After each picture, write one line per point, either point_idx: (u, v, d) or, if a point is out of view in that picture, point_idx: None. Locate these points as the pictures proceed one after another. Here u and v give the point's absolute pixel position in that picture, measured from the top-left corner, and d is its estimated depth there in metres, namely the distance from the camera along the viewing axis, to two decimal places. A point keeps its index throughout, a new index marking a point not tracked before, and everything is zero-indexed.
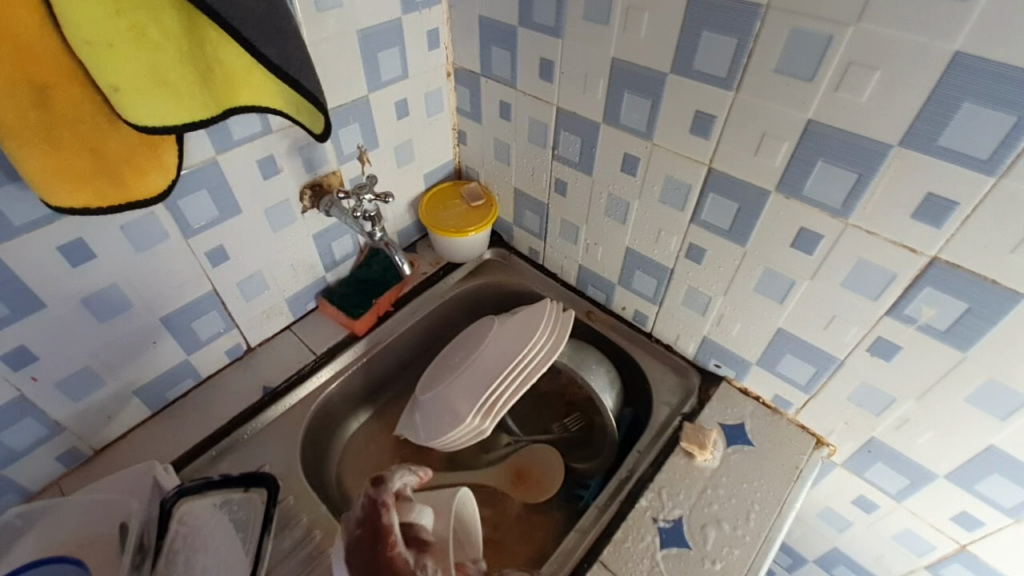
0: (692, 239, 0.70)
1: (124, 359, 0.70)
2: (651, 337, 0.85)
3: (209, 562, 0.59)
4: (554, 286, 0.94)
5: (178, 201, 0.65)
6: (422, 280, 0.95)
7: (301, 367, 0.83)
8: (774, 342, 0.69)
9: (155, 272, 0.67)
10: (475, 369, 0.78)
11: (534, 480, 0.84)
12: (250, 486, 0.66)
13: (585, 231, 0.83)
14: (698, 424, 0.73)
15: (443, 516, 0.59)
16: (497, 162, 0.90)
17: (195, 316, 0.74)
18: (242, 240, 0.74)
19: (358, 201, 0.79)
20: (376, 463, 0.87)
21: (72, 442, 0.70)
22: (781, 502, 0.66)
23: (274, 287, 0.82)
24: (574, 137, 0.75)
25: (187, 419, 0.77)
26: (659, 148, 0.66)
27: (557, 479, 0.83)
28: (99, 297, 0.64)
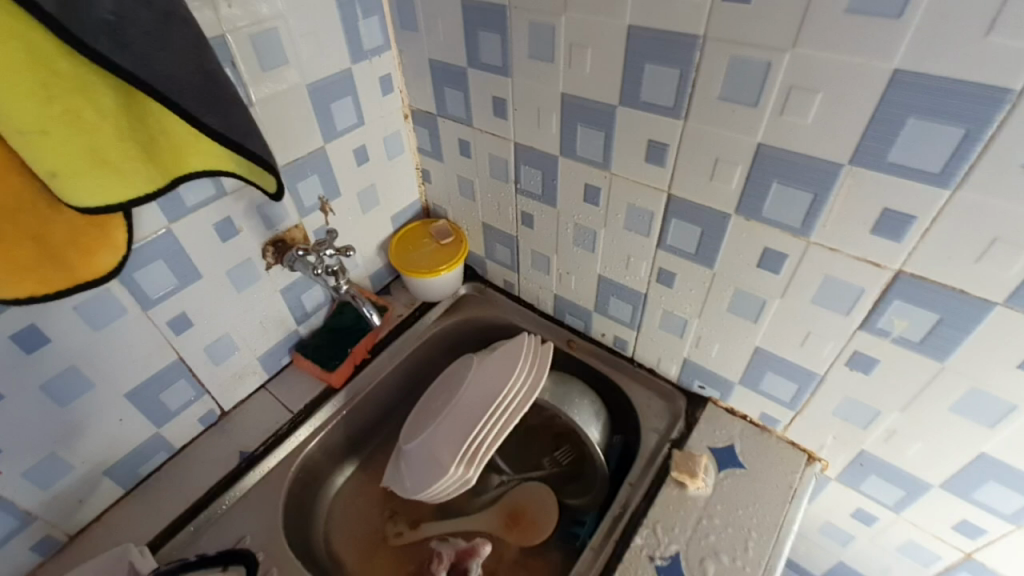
0: (661, 264, 0.69)
1: (91, 441, 0.67)
2: (633, 362, 0.84)
3: None
4: (533, 318, 0.92)
5: (133, 275, 0.64)
6: (398, 323, 0.93)
7: (279, 427, 0.80)
8: (754, 361, 0.68)
9: (117, 348, 0.65)
10: (456, 415, 0.76)
11: (528, 521, 0.81)
12: (230, 565, 0.64)
13: (557, 261, 0.82)
14: (686, 451, 0.71)
15: None
16: (463, 199, 0.89)
17: (163, 387, 0.72)
18: (206, 305, 0.72)
19: (319, 258, 0.77)
20: (365, 518, 0.84)
21: (43, 533, 0.67)
22: (778, 526, 0.64)
23: (244, 347, 0.80)
24: (534, 171, 0.74)
25: (162, 494, 0.74)
26: (619, 178, 0.65)
27: (551, 518, 0.81)
28: (58, 381, 0.61)
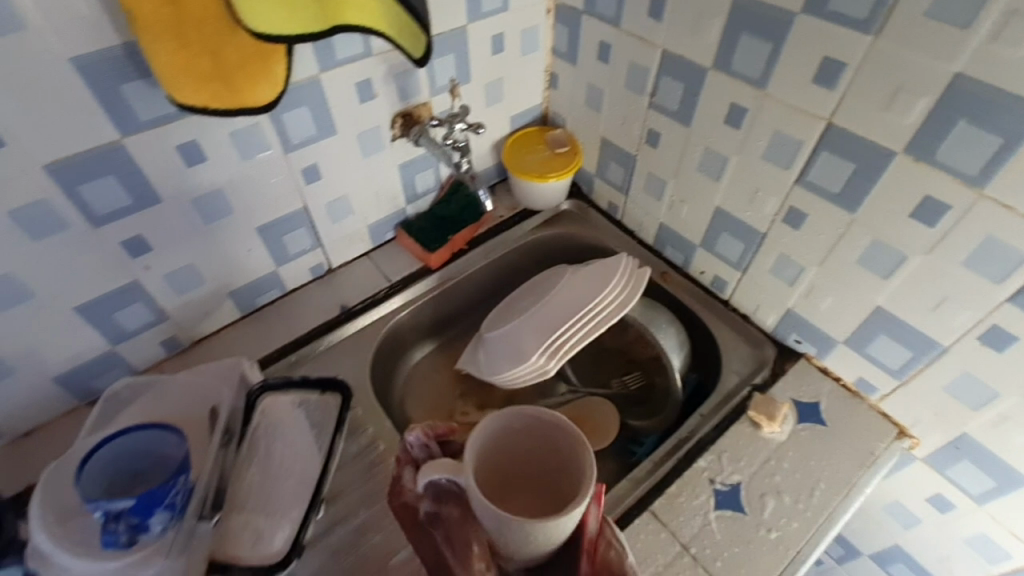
0: (793, 202, 0.65)
1: (223, 263, 0.75)
2: (728, 306, 0.82)
3: (287, 452, 0.65)
4: (630, 244, 0.92)
5: (283, 115, 0.68)
6: (498, 223, 0.95)
7: (377, 291, 0.86)
8: (868, 321, 0.65)
9: (257, 181, 0.71)
10: (543, 312, 0.78)
11: (589, 430, 0.84)
12: (326, 391, 0.70)
13: (672, 187, 0.79)
14: (769, 396, 0.71)
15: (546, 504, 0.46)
16: (587, 109, 0.86)
17: (287, 230, 0.78)
18: (335, 160, 0.76)
19: (450, 130, 0.81)
20: (437, 393, 0.90)
21: (174, 331, 0.76)
22: (849, 485, 0.63)
23: (358, 212, 0.84)
24: (676, 83, 0.70)
25: (272, 326, 0.82)
26: (771, 100, 0.62)
27: (611, 435, 0.84)
28: (206, 199, 0.68)
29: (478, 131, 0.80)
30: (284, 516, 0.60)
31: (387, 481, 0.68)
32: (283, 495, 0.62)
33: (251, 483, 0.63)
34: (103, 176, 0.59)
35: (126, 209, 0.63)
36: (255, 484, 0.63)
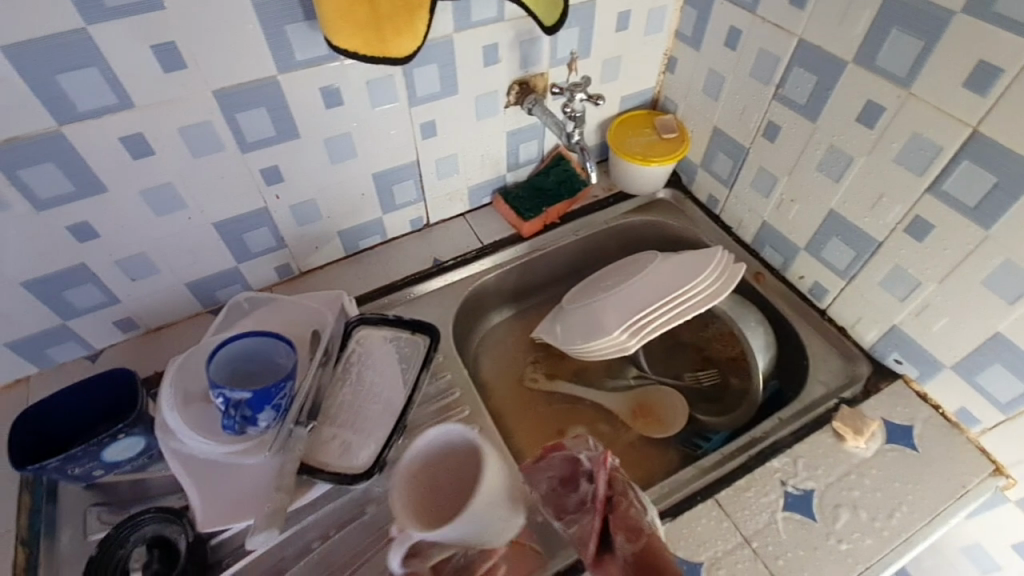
0: (920, 211, 0.62)
1: (339, 202, 0.81)
2: (824, 316, 0.79)
3: (377, 380, 0.71)
4: (725, 240, 0.90)
5: (414, 70, 0.72)
6: (592, 202, 0.96)
7: (469, 251, 0.90)
8: (984, 347, 0.60)
9: (381, 131, 0.76)
10: (630, 292, 0.79)
11: (655, 417, 0.85)
12: (417, 332, 0.75)
13: (784, 184, 0.77)
14: (857, 411, 0.67)
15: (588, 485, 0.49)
16: (703, 97, 0.85)
17: (397, 180, 0.83)
18: (451, 119, 0.80)
19: (569, 99, 0.81)
20: (510, 357, 0.93)
21: (288, 259, 0.84)
22: (934, 513, 0.60)
23: (463, 172, 0.88)
24: (808, 75, 0.68)
25: (371, 268, 0.88)
26: (915, 100, 0.58)
27: (677, 426, 0.84)
28: (336, 140, 0.74)
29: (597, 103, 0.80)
30: (369, 435, 0.66)
31: (461, 423, 0.72)
32: (370, 417, 0.68)
33: (342, 401, 0.69)
34: (256, 107, 0.66)
35: (270, 140, 0.70)
36: (346, 402, 0.69)
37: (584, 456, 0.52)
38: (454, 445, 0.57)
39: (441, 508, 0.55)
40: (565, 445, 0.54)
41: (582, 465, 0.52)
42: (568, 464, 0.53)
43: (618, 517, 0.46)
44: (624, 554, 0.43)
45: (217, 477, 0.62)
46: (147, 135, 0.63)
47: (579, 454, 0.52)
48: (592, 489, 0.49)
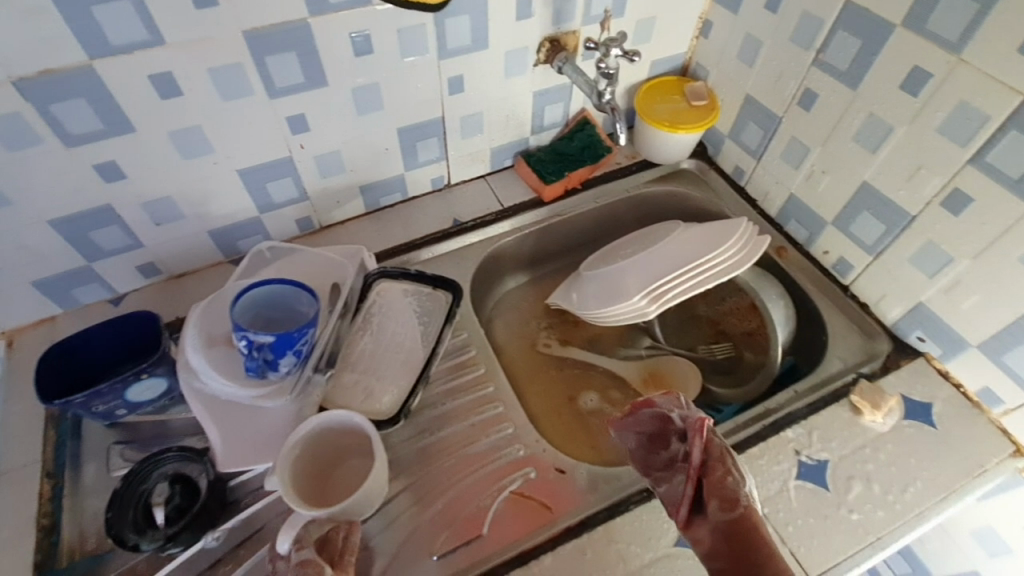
0: (960, 183, 0.60)
1: (362, 156, 0.80)
2: (847, 292, 0.78)
3: (397, 332, 0.71)
4: (750, 212, 0.88)
5: (446, 20, 0.70)
6: (615, 169, 0.95)
7: (489, 213, 0.90)
8: (1017, 326, 0.59)
9: (407, 84, 0.74)
10: (654, 257, 0.78)
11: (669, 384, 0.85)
12: (438, 287, 0.75)
13: (816, 155, 0.75)
14: (876, 386, 0.67)
15: (666, 429, 0.60)
16: (737, 63, 0.83)
17: (422, 137, 0.82)
18: (479, 75, 0.78)
19: (605, 55, 0.77)
20: (525, 321, 0.93)
21: (309, 213, 0.83)
22: (948, 490, 0.60)
23: (487, 132, 0.87)
24: (852, 39, 0.65)
25: (391, 226, 0.87)
26: (966, 66, 0.56)
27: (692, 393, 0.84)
28: (363, 91, 0.72)
29: (633, 59, 0.77)
30: (392, 381, 0.67)
31: (477, 380, 0.73)
32: (391, 366, 0.68)
33: (363, 349, 0.70)
34: (286, 50, 0.65)
35: (298, 87, 0.69)
36: (366, 350, 0.70)
37: (675, 415, 0.60)
38: (311, 451, 0.57)
39: (350, 483, 0.58)
40: (655, 404, 0.62)
41: (672, 424, 0.60)
42: (657, 422, 0.61)
43: (712, 480, 0.54)
44: (716, 520, 0.52)
45: (238, 420, 0.63)
46: (176, 75, 0.62)
47: (674, 413, 0.60)
48: (684, 450, 0.58)
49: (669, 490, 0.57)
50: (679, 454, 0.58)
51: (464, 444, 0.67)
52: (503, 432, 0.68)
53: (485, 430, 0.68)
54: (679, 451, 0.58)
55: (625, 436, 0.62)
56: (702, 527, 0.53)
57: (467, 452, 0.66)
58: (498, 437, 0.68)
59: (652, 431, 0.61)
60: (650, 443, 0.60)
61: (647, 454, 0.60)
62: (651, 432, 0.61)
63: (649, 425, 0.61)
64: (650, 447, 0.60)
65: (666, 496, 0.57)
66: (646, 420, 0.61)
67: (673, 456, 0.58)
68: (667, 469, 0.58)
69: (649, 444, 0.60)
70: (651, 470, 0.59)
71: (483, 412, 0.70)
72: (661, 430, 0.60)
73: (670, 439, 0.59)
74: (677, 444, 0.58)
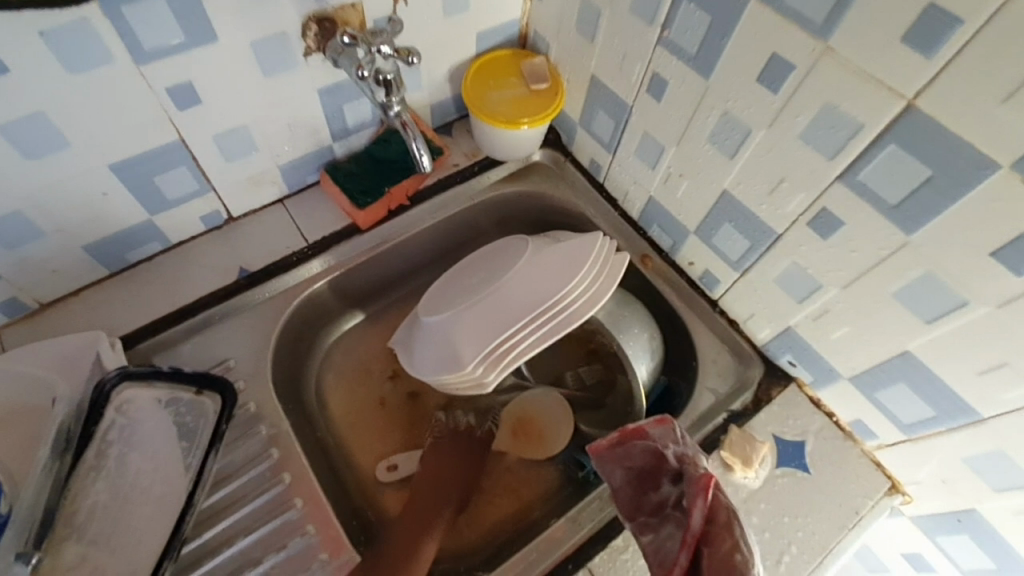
0: (827, 203, 0.49)
1: (66, 210, 0.55)
2: (716, 308, 0.68)
3: (145, 467, 0.52)
4: (610, 216, 0.75)
5: (125, 6, 0.45)
6: (451, 172, 0.76)
7: (289, 253, 0.69)
8: (889, 366, 0.51)
9: (98, 105, 0.50)
10: (493, 306, 0.64)
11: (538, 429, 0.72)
12: (203, 391, 0.56)
13: (672, 155, 0.61)
14: (747, 432, 0.60)
15: (661, 466, 0.52)
16: (578, 34, 0.65)
17: (159, 170, 0.58)
18: (220, 79, 0.55)
19: (369, 55, 0.55)
20: (363, 372, 0.76)
21: (11, 293, 0.58)
22: (824, 551, 0.54)
23: (264, 149, 0.64)
24: (700, 12, 0.50)
25: (147, 288, 0.64)
26: (834, 58, 0.42)
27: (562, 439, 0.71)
28: (19, 124, 0.47)
29: (411, 61, 0.56)
30: (139, 550, 0.48)
31: (278, 501, 0.55)
32: (139, 523, 0.49)
33: (94, 505, 0.49)
34: None
35: None
36: (99, 505, 0.49)
37: (670, 452, 0.52)
38: None
39: None
40: (649, 436, 0.54)
41: (667, 462, 0.52)
42: (649, 457, 0.53)
43: (713, 552, 0.45)
44: None
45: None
46: None
47: (673, 449, 0.52)
48: (677, 494, 0.51)
49: (654, 543, 0.49)
50: (672, 498, 0.51)
51: None
52: (317, 570, 0.53)
53: (292, 573, 0.52)
54: (672, 494, 0.51)
55: (611, 470, 0.54)
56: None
57: None
58: None
59: (643, 467, 0.53)
60: (641, 481, 0.53)
61: (632, 492, 0.52)
62: (641, 469, 0.53)
63: (642, 459, 0.53)
64: (638, 486, 0.53)
65: (651, 550, 0.49)
66: (640, 455, 0.53)
67: (663, 500, 0.51)
68: (655, 513, 0.51)
69: (638, 482, 0.53)
70: (638, 514, 0.51)
71: (286, 548, 0.53)
72: (655, 468, 0.53)
73: (662, 477, 0.52)
74: (671, 487, 0.51)
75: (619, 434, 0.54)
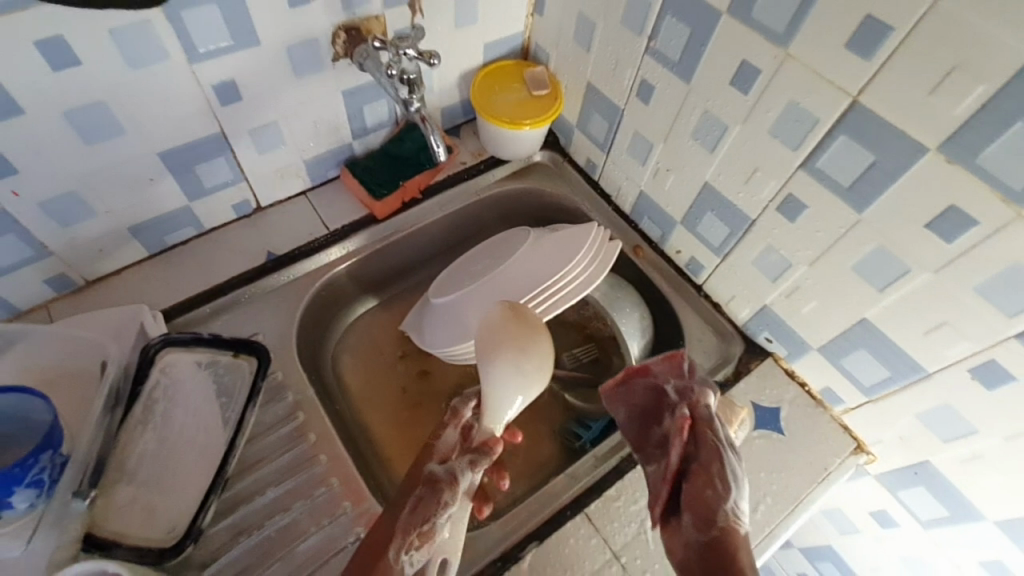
0: (792, 190, 0.56)
1: (118, 193, 0.61)
2: (700, 292, 0.75)
3: (188, 420, 0.58)
4: (605, 210, 0.82)
5: (183, 12, 0.52)
6: (459, 170, 0.83)
7: (312, 239, 0.75)
8: (851, 334, 0.58)
9: (153, 98, 0.56)
10: (497, 286, 0.71)
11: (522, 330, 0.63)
12: (240, 353, 0.62)
13: (659, 152, 0.69)
14: (728, 400, 0.65)
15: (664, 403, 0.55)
16: (575, 45, 0.73)
17: (200, 160, 0.64)
18: (259, 80, 0.62)
19: (396, 57, 0.62)
20: (377, 353, 0.82)
21: (62, 268, 0.64)
22: (795, 501, 0.61)
23: (292, 144, 0.71)
24: (681, 25, 0.57)
25: (184, 269, 0.70)
26: (794, 63, 0.50)
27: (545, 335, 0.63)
28: (85, 114, 0.54)
29: (432, 61, 0.63)
30: (183, 492, 0.55)
31: (303, 457, 0.61)
32: (184, 469, 0.56)
33: (143, 451, 0.56)
34: None
35: None
36: (148, 453, 0.56)
37: (670, 388, 0.55)
38: None
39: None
40: (651, 372, 0.58)
41: (668, 398, 0.55)
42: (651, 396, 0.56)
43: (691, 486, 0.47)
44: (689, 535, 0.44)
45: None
46: None
47: (670, 388, 0.55)
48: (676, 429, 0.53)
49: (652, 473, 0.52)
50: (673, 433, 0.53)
51: (292, 541, 0.57)
52: (341, 516, 0.58)
53: (319, 518, 0.58)
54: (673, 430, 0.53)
55: (617, 408, 0.58)
56: (672, 531, 0.46)
57: (295, 552, 0.56)
58: (333, 525, 0.58)
59: (648, 406, 0.56)
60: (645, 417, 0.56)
61: (635, 429, 0.56)
62: (643, 406, 0.56)
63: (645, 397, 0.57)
64: (643, 424, 0.56)
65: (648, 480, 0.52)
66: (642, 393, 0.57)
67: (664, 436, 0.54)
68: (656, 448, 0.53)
69: (641, 419, 0.56)
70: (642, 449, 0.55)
71: (313, 497, 0.59)
72: (659, 406, 0.55)
73: (664, 414, 0.55)
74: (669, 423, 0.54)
75: (623, 373, 0.58)
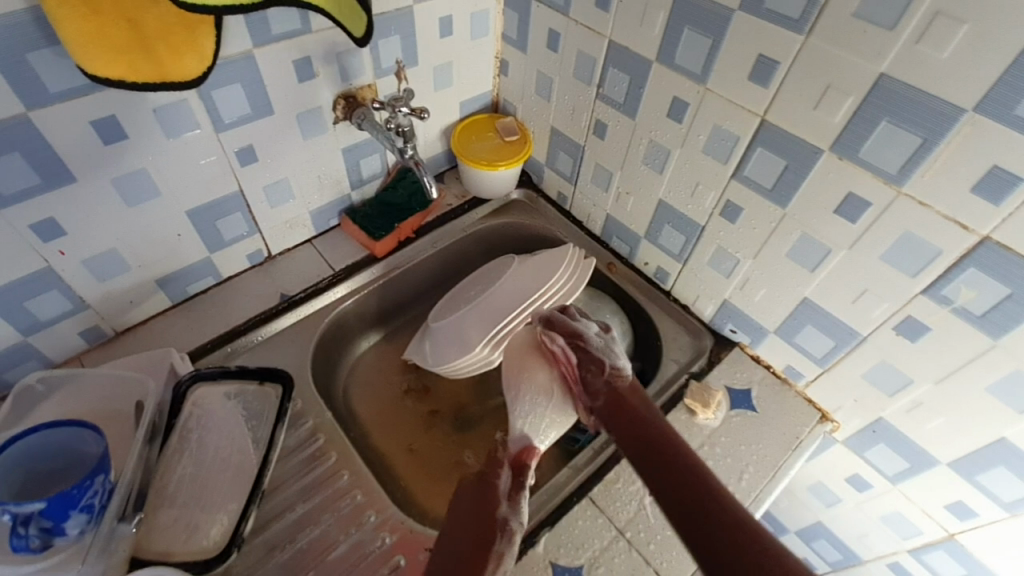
0: (729, 196, 0.67)
1: (150, 248, 0.70)
2: (669, 296, 0.84)
3: (221, 444, 0.64)
4: (578, 234, 0.93)
5: (212, 91, 0.63)
6: (446, 211, 0.94)
7: (320, 280, 0.83)
8: (796, 312, 0.68)
9: (184, 162, 0.66)
10: (487, 304, 0.79)
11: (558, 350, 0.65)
12: (266, 381, 0.69)
13: (618, 178, 0.80)
14: (704, 383, 0.74)
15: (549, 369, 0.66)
16: (538, 98, 0.86)
17: (220, 215, 0.74)
18: (272, 143, 0.72)
19: (392, 114, 0.75)
20: (383, 383, 0.89)
21: (96, 320, 0.71)
22: (774, 468, 0.67)
23: (299, 197, 0.81)
24: (623, 75, 0.70)
25: (205, 315, 0.78)
26: (712, 95, 0.62)
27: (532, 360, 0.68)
28: (128, 179, 0.63)
29: (422, 117, 0.75)
30: (220, 509, 0.59)
31: (327, 473, 0.66)
32: (220, 489, 0.61)
33: (181, 477, 0.61)
34: (7, 152, 0.53)
35: (37, 189, 0.57)
36: (186, 477, 0.61)
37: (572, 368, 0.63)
38: None
39: None
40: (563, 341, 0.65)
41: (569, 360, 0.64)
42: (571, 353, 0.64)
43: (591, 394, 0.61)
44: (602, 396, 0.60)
45: None
46: None
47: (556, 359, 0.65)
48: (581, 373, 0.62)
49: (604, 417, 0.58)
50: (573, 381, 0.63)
51: (322, 552, 0.60)
52: (365, 525, 0.63)
53: (345, 528, 0.62)
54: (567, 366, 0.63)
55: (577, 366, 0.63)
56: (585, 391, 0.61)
57: (328, 560, 0.60)
58: (359, 532, 0.62)
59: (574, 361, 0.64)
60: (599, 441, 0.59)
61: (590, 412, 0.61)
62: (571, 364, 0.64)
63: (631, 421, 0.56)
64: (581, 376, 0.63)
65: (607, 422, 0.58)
66: (612, 410, 0.58)
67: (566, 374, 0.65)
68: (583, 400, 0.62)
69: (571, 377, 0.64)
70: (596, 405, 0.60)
71: (338, 508, 0.64)
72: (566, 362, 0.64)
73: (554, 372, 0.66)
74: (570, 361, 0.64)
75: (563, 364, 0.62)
